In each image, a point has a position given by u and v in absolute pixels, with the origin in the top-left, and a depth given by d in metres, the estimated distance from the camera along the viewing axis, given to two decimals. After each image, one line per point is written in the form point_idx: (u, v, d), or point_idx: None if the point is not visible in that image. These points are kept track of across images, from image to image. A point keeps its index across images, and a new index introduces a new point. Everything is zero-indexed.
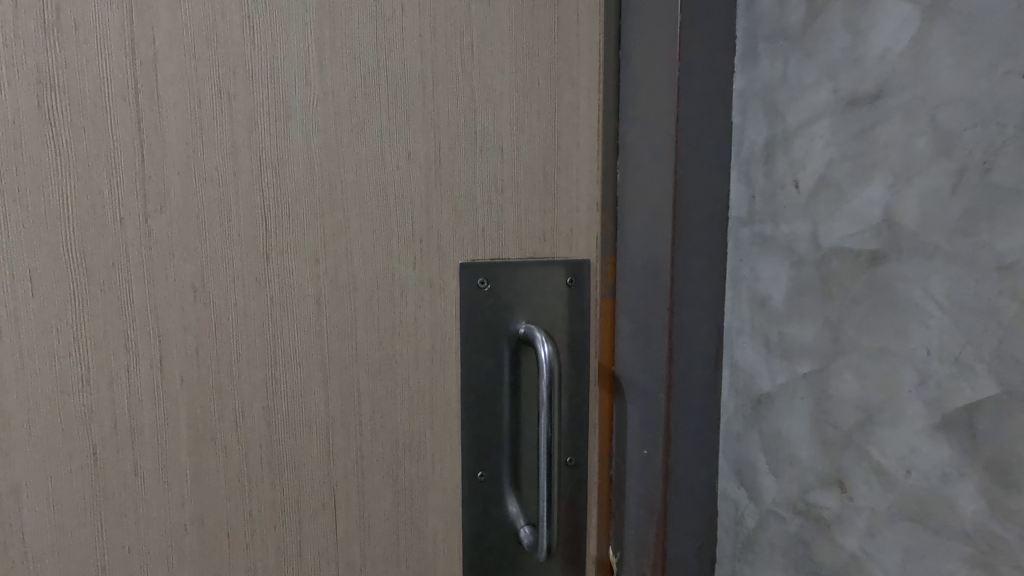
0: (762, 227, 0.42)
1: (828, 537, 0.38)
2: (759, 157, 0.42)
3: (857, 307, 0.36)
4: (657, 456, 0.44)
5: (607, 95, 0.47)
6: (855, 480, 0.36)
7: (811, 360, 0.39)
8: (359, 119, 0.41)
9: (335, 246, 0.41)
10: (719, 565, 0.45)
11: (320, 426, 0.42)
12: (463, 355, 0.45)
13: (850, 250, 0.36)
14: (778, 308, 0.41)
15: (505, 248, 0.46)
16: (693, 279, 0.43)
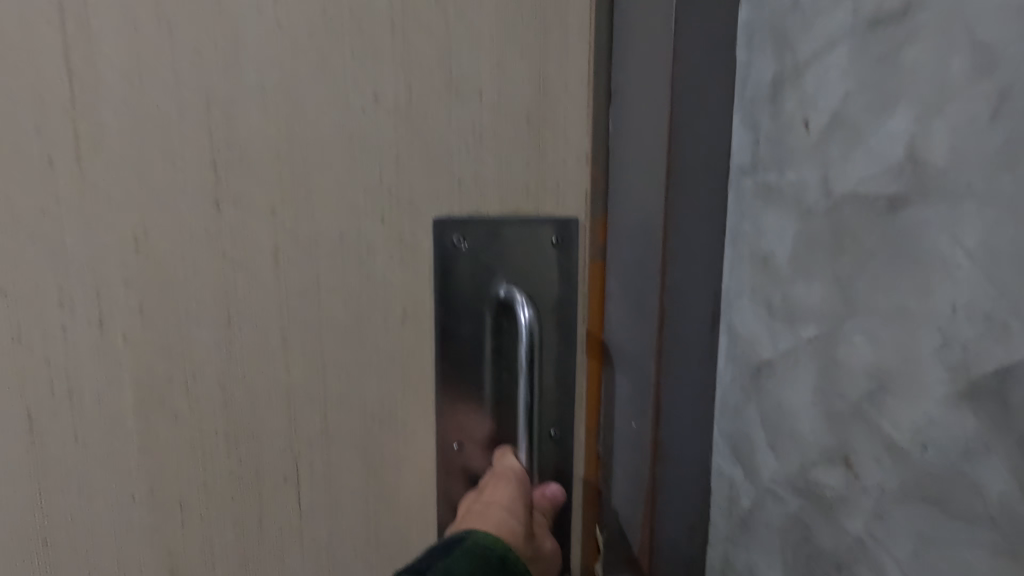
0: (768, 177, 0.37)
1: (830, 520, 0.34)
2: (766, 96, 0.37)
3: (871, 261, 0.31)
4: (646, 428, 0.40)
5: (603, 28, 0.41)
6: (863, 456, 0.32)
7: (817, 322, 0.34)
8: (320, 54, 0.37)
9: (294, 197, 0.37)
10: (713, 545, 0.42)
11: (281, 392, 0.39)
12: (437, 320, 0.41)
13: (866, 197, 0.31)
14: (783, 266, 0.36)
15: (484, 203, 0.41)
16: (689, 236, 0.39)
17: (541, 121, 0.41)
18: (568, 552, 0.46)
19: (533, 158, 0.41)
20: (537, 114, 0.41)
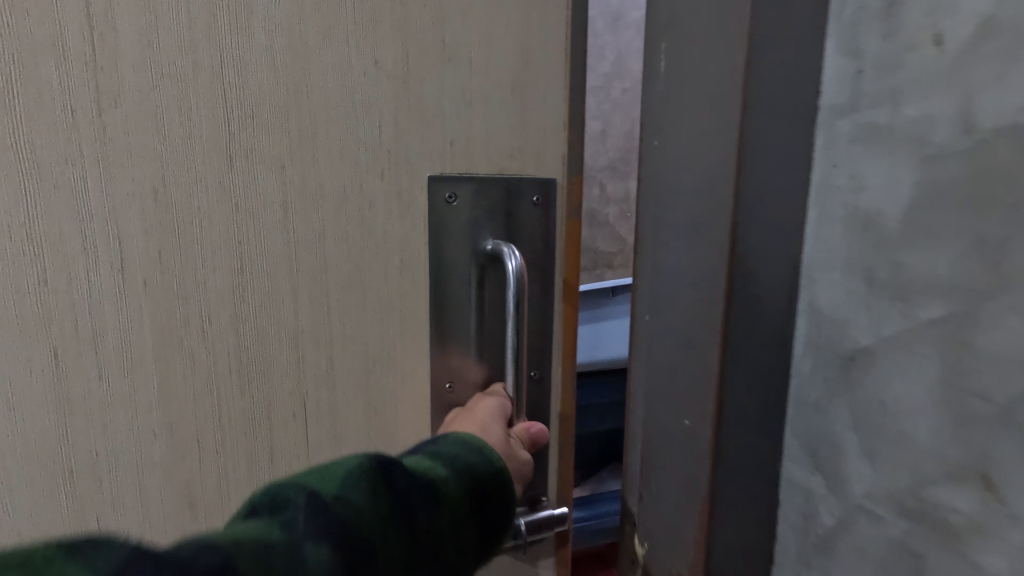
0: (872, 121, 0.31)
1: (943, 537, 0.29)
2: (871, 24, 0.31)
3: (1009, 217, 0.25)
4: (705, 425, 0.36)
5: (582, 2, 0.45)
6: (997, 460, 0.26)
7: (940, 300, 0.28)
8: (325, 20, 0.39)
9: (302, 153, 0.40)
10: (785, 560, 0.38)
11: (291, 332, 0.42)
12: (430, 271, 0.45)
13: (1004, 136, 0.25)
14: (892, 230, 0.30)
15: (471, 164, 0.45)
16: (766, 203, 0.34)
17: (523, 90, 0.45)
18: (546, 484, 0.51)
19: (517, 124, 0.45)
20: (520, 83, 0.44)
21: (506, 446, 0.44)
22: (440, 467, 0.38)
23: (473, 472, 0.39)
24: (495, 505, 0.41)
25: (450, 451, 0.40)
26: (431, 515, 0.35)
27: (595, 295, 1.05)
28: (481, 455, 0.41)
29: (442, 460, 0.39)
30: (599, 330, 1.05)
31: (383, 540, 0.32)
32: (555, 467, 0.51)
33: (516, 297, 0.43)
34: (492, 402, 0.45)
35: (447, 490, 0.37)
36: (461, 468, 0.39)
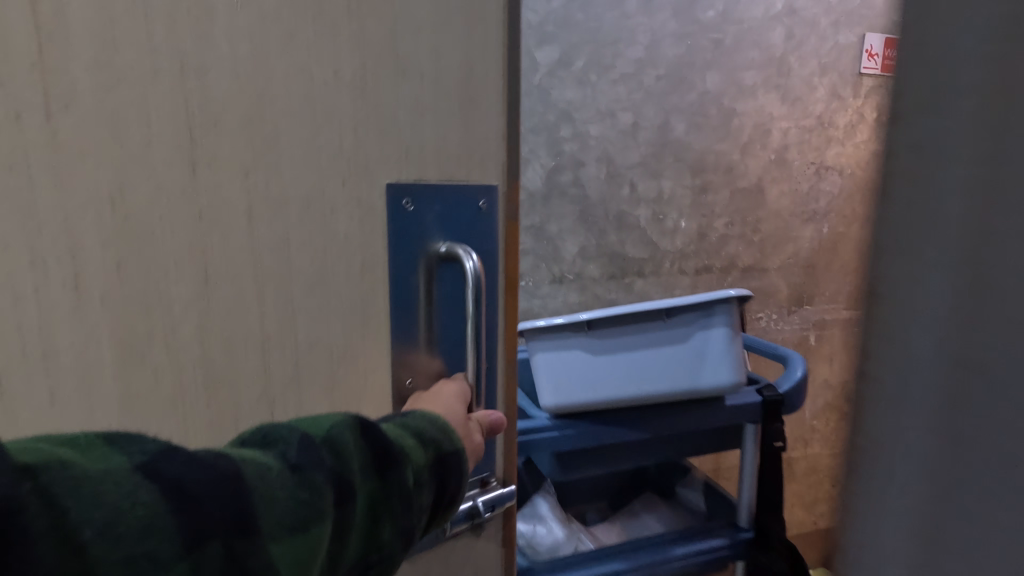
0: None
1: None
2: None
3: None
4: None
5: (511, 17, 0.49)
6: None
7: None
8: (286, 27, 0.39)
9: (267, 159, 0.39)
10: None
11: (256, 341, 0.41)
12: (389, 275, 0.47)
13: None
14: None
15: (425, 171, 0.47)
16: None
17: (470, 101, 0.48)
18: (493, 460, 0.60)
19: (466, 131, 0.49)
20: (467, 93, 0.48)
21: (464, 425, 0.47)
22: (410, 436, 0.41)
23: (439, 445, 0.42)
24: (454, 480, 0.43)
25: (422, 423, 0.42)
26: (401, 474, 0.37)
27: (644, 321, 0.90)
28: (447, 433, 0.44)
29: (412, 430, 0.41)
30: (648, 362, 0.92)
31: (360, 481, 0.36)
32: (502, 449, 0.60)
33: (475, 290, 0.48)
34: (453, 389, 0.49)
35: (415, 456, 0.40)
36: (429, 439, 0.42)
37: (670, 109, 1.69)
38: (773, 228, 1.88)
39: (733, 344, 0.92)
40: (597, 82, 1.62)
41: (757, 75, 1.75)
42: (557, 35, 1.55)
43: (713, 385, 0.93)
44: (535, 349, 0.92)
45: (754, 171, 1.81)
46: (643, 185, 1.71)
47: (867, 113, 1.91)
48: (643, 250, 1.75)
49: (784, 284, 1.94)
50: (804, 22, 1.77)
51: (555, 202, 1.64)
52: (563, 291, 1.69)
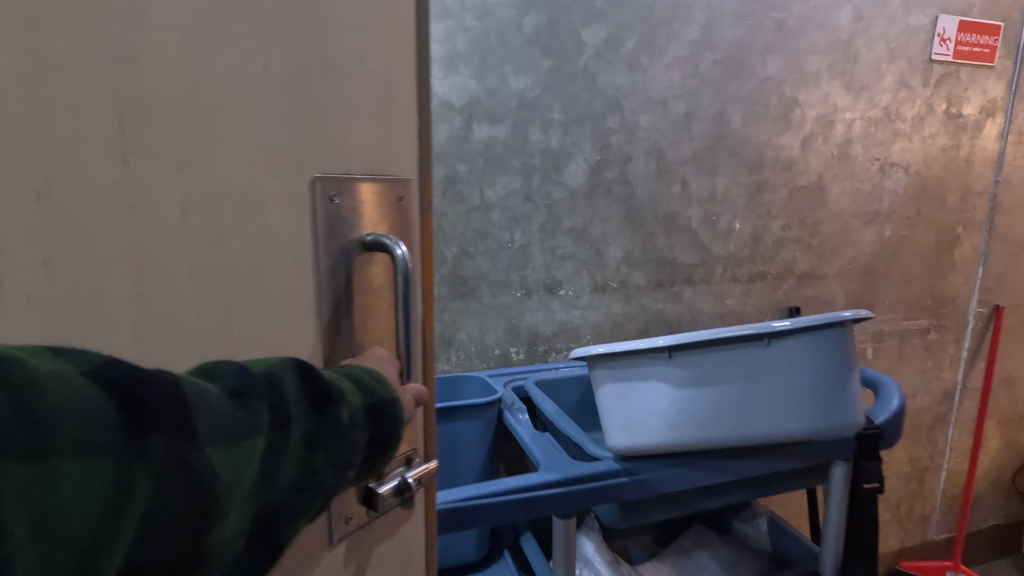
0: None
1: None
2: None
3: None
4: None
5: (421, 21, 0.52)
6: None
7: None
8: (217, 14, 0.38)
9: (201, 152, 0.38)
10: None
11: (195, 342, 0.40)
12: (314, 268, 0.47)
13: None
14: None
15: (351, 164, 0.48)
16: None
17: (387, 96, 0.50)
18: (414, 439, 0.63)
19: (387, 128, 0.51)
20: (385, 90, 0.50)
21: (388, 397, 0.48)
22: (347, 382, 0.43)
23: (375, 391, 0.44)
24: (389, 424, 0.45)
25: (359, 373, 0.45)
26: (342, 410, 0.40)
27: (743, 345, 0.88)
28: (381, 383, 0.46)
29: (350, 378, 0.43)
30: (763, 387, 0.90)
31: (304, 412, 0.38)
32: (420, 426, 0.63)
33: (408, 281, 0.50)
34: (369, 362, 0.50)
35: (353, 398, 0.42)
36: (366, 386, 0.44)
37: (727, 98, 1.51)
38: (832, 231, 1.71)
39: (841, 368, 0.90)
40: (648, 65, 1.43)
41: (822, 60, 1.58)
42: (607, 12, 1.37)
43: (818, 409, 0.91)
44: (622, 369, 0.92)
45: (815, 167, 1.64)
46: (697, 183, 1.53)
47: (937, 104, 1.74)
48: (694, 254, 1.57)
49: (842, 293, 1.77)
50: (876, 2, 1.59)
51: (599, 200, 1.46)
52: (606, 301, 1.52)
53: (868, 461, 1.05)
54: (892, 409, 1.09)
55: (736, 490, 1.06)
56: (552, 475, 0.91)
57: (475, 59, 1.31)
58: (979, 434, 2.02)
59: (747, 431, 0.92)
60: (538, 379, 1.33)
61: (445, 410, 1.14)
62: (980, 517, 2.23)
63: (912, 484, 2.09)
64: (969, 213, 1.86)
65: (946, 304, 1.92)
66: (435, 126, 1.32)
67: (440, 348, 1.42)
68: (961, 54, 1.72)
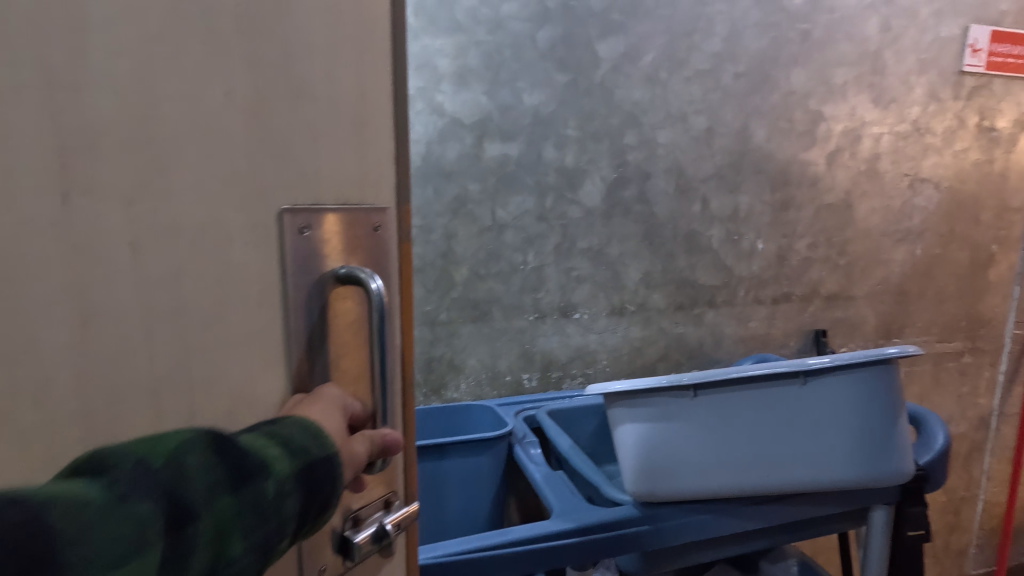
0: None
1: None
2: None
3: None
4: None
5: (398, 51, 0.52)
6: None
7: None
8: (173, 44, 0.36)
9: (154, 186, 0.36)
10: None
11: (148, 388, 0.38)
12: (283, 303, 0.46)
13: None
14: None
15: (321, 194, 0.47)
16: None
17: (361, 125, 0.49)
18: (397, 481, 0.59)
19: (360, 157, 0.50)
20: (357, 119, 0.49)
21: (343, 440, 0.46)
22: (274, 446, 0.38)
23: (308, 452, 0.40)
24: (326, 485, 0.41)
25: (287, 432, 0.40)
26: (263, 485, 0.36)
27: (778, 383, 0.84)
28: (317, 440, 0.42)
29: (277, 439, 0.39)
30: (798, 429, 0.84)
31: (221, 497, 0.34)
32: (400, 466, 0.59)
33: (380, 315, 0.48)
34: (330, 395, 0.48)
35: (281, 466, 0.37)
36: (295, 448, 0.40)
37: (751, 112, 1.44)
38: (861, 250, 1.63)
39: (884, 410, 0.84)
40: (668, 79, 1.37)
41: (848, 72, 1.51)
42: (624, 25, 1.32)
43: (860, 454, 0.85)
44: (645, 409, 0.85)
45: (842, 184, 1.57)
46: (719, 201, 1.46)
47: (969, 117, 1.65)
48: (716, 275, 1.50)
49: (872, 315, 1.68)
50: (905, 12, 1.52)
51: (616, 220, 1.39)
52: (624, 325, 1.45)
53: (913, 506, 0.97)
54: (937, 448, 1.01)
55: (766, 538, 0.98)
56: (567, 523, 0.85)
57: (487, 75, 1.26)
58: (1020, 464, 1.90)
59: (781, 477, 0.86)
60: (551, 410, 1.26)
61: (452, 445, 1.07)
62: (1022, 550, 2.09)
63: (949, 517, 1.96)
64: (1005, 230, 1.76)
65: (982, 326, 1.82)
66: (445, 144, 1.26)
67: (450, 375, 1.35)
68: (994, 65, 1.64)
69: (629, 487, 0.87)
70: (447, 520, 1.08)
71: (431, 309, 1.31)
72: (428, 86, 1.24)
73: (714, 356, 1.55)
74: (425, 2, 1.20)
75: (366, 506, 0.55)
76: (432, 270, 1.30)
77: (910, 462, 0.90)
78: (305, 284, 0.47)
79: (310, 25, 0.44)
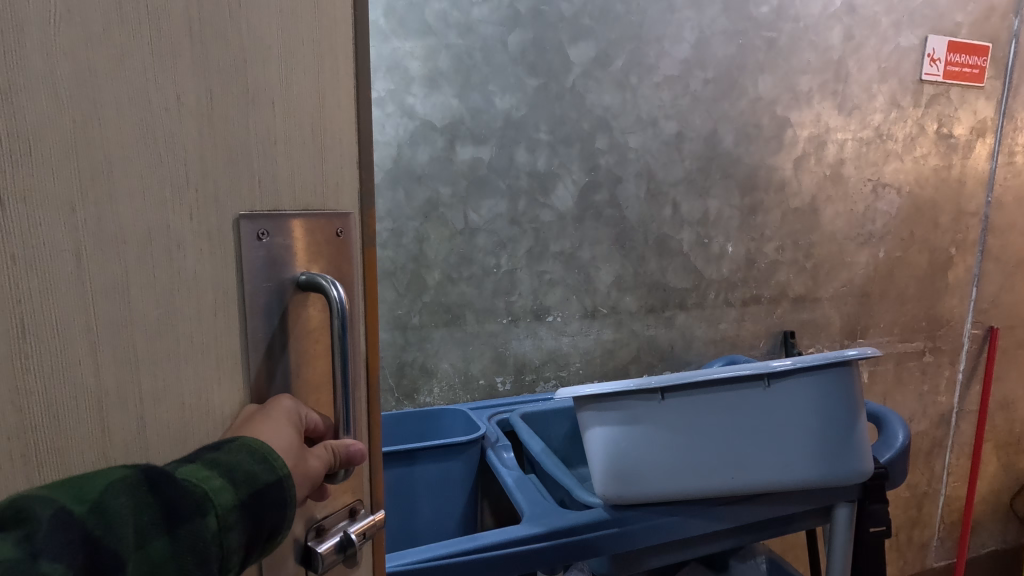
0: None
1: None
2: None
3: None
4: None
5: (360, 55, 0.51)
6: None
7: None
8: (117, 49, 0.35)
9: (97, 193, 0.35)
10: None
11: (92, 403, 0.36)
12: (241, 311, 0.45)
13: None
14: None
15: (279, 200, 0.47)
16: None
17: (321, 130, 0.49)
18: (364, 490, 0.58)
19: (320, 162, 0.49)
20: (317, 124, 0.48)
21: (299, 453, 0.45)
22: (216, 478, 0.37)
23: (254, 480, 0.39)
24: (274, 512, 0.40)
25: (234, 459, 0.39)
26: (200, 523, 0.35)
27: (743, 386, 0.85)
28: (265, 464, 0.41)
29: (222, 469, 0.38)
30: (760, 431, 0.86)
31: (150, 539, 0.34)
32: (367, 474, 0.58)
33: (341, 322, 0.47)
34: (286, 407, 0.47)
35: (221, 500, 0.37)
36: (241, 477, 0.39)
37: (719, 117, 1.47)
38: (826, 252, 1.67)
39: (844, 411, 0.86)
40: (639, 84, 1.39)
41: (813, 79, 1.55)
42: (595, 29, 1.33)
43: (820, 455, 0.87)
44: (612, 413, 0.86)
45: (808, 188, 1.60)
46: (688, 205, 1.48)
47: (928, 124, 1.71)
48: (686, 278, 1.52)
49: (838, 315, 1.72)
50: (866, 21, 1.57)
51: (588, 223, 1.40)
52: (596, 327, 1.46)
53: (874, 503, 1.00)
54: (897, 446, 1.04)
55: (733, 536, 1.00)
56: (535, 528, 0.85)
57: (458, 78, 1.26)
58: (977, 459, 1.96)
59: (745, 478, 0.87)
60: (524, 412, 1.25)
61: (423, 450, 1.06)
62: (980, 543, 2.15)
63: (912, 511, 2.02)
64: (962, 233, 1.82)
65: (941, 326, 1.88)
66: (416, 147, 1.25)
67: (422, 380, 1.34)
68: (951, 74, 1.69)
69: (598, 491, 0.88)
70: (419, 527, 1.07)
71: (402, 312, 1.30)
72: (398, 88, 1.22)
73: (685, 358, 1.57)
74: (395, 4, 1.19)
75: (331, 515, 0.54)
76: (403, 274, 1.28)
77: (870, 460, 0.92)
78: (263, 290, 0.46)
79: (264, 30, 0.43)
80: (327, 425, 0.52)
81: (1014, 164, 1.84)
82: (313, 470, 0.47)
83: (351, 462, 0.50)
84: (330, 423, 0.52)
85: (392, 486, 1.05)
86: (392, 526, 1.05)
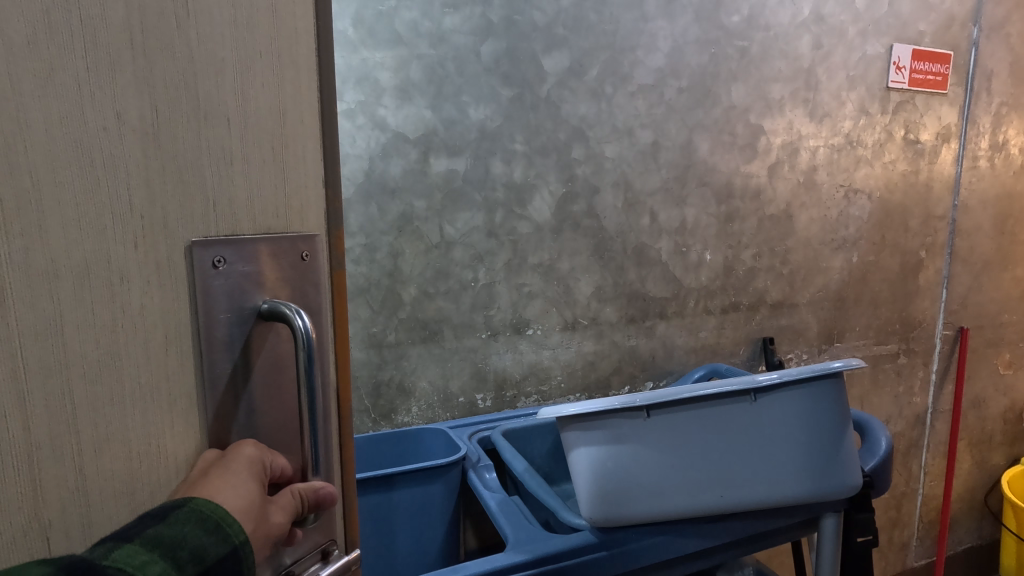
0: None
1: None
2: None
3: None
4: None
5: (325, 70, 0.47)
6: None
7: None
8: (47, 64, 0.32)
9: (22, 223, 0.32)
10: None
11: (19, 456, 0.33)
12: (195, 348, 0.41)
13: None
14: None
15: (238, 223, 0.43)
16: None
17: (282, 147, 0.45)
18: (339, 529, 0.54)
19: (282, 182, 0.45)
20: (278, 140, 0.44)
21: (259, 506, 0.42)
22: (155, 563, 0.34)
23: (202, 557, 0.36)
24: None
25: (179, 535, 0.36)
26: None
27: (728, 401, 0.84)
28: (218, 534, 0.38)
29: (164, 549, 0.35)
30: (750, 448, 0.85)
31: None
32: (340, 511, 0.54)
33: (306, 352, 0.43)
34: (248, 454, 0.43)
35: None
36: (186, 557, 0.36)
37: (694, 126, 1.47)
38: (802, 258, 1.68)
39: (830, 424, 0.85)
40: (613, 94, 1.38)
41: (785, 88, 1.56)
42: (568, 39, 1.31)
43: (807, 469, 0.86)
44: (598, 432, 0.83)
45: (783, 195, 1.61)
46: (666, 214, 1.48)
47: (895, 130, 1.74)
48: (665, 288, 1.51)
49: (815, 321, 1.74)
50: (834, 30, 1.59)
51: (567, 235, 1.38)
52: (576, 339, 1.44)
53: (861, 512, 0.99)
54: (880, 454, 1.04)
55: (722, 553, 0.97)
56: (519, 555, 0.82)
57: (430, 89, 1.23)
58: (952, 457, 1.99)
59: (734, 495, 0.86)
60: (505, 429, 1.22)
61: (402, 475, 1.01)
62: (957, 540, 2.18)
63: (892, 512, 2.03)
64: (931, 237, 1.86)
65: (914, 327, 1.91)
66: (388, 159, 1.22)
67: (399, 399, 1.30)
68: (916, 82, 1.72)
69: (584, 514, 0.85)
70: (397, 554, 1.03)
71: (378, 330, 1.25)
72: (368, 99, 1.19)
73: (666, 368, 1.56)
74: (364, 13, 1.16)
75: (300, 560, 0.49)
76: (377, 290, 1.24)
77: (857, 473, 0.91)
78: (222, 322, 0.42)
79: (215, 40, 0.40)
80: (294, 466, 0.49)
81: (978, 169, 1.88)
82: (274, 522, 0.43)
83: (320, 506, 0.47)
84: (298, 463, 0.49)
85: (369, 514, 1.00)
86: (370, 554, 1.01)
